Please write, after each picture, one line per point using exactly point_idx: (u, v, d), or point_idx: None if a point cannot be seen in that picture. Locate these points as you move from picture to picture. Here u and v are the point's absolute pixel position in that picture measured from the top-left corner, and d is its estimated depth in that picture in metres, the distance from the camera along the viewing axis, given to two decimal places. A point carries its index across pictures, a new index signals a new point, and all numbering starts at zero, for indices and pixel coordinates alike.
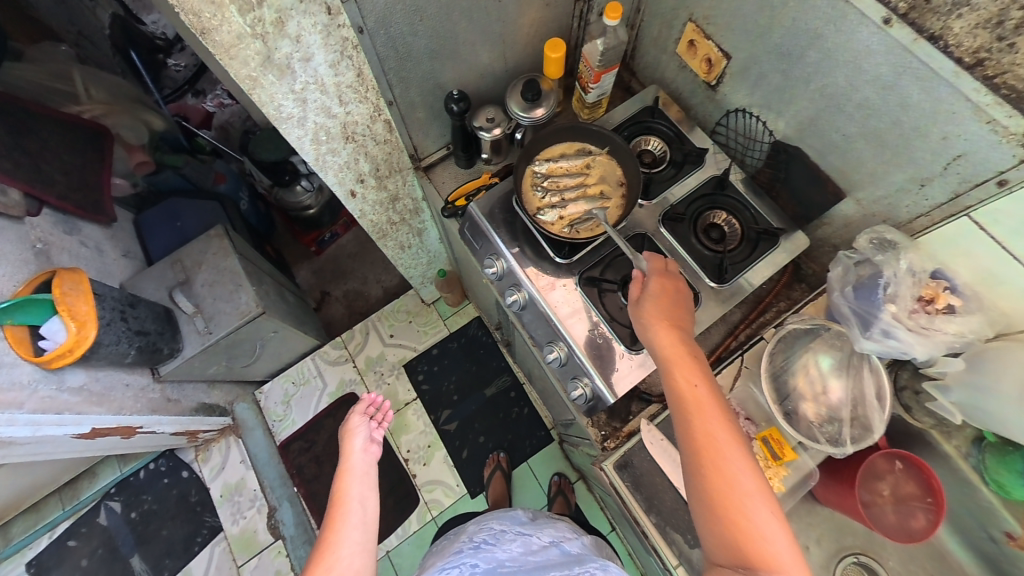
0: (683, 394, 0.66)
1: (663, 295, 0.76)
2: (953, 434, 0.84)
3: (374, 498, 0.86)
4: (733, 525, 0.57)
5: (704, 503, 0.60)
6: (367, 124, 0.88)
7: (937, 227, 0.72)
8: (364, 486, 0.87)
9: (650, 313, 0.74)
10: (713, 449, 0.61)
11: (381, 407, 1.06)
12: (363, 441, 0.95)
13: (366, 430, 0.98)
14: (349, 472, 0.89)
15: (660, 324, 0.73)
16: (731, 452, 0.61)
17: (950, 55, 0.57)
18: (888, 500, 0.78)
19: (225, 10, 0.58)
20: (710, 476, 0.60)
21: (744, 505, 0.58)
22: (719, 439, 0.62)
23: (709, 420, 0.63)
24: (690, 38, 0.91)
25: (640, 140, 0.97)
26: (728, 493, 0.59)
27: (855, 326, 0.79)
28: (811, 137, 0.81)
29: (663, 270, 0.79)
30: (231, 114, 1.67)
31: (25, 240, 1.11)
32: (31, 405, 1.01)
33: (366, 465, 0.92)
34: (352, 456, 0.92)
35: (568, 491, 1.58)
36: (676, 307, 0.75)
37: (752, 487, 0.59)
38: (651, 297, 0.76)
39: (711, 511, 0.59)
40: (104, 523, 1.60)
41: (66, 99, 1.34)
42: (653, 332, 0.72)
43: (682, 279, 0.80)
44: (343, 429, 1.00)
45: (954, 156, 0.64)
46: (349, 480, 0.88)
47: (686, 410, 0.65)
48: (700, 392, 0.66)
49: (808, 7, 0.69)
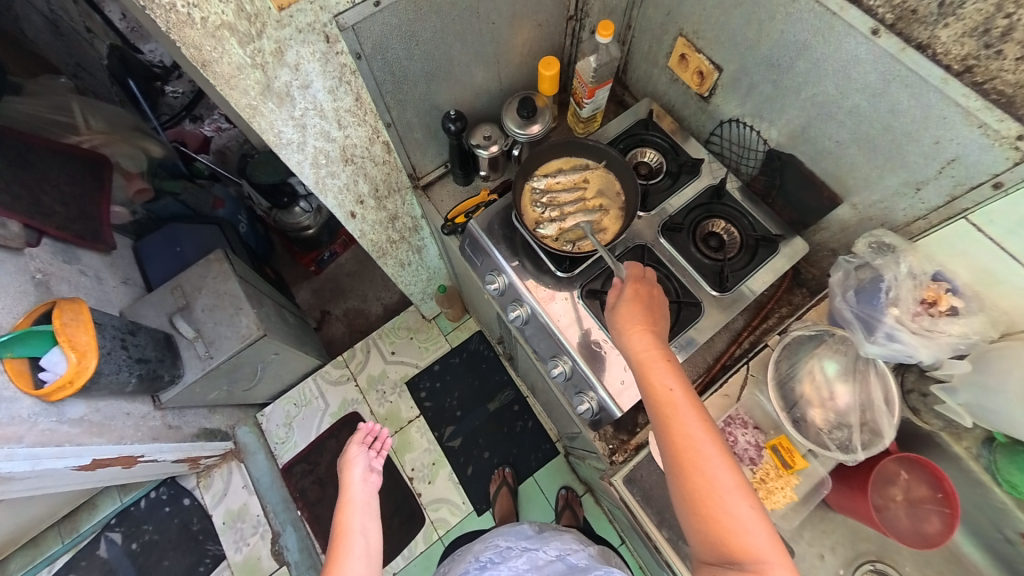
0: (658, 396, 0.65)
1: (637, 300, 0.76)
2: (962, 435, 0.83)
3: (376, 527, 0.86)
4: (714, 523, 0.57)
5: (685, 503, 0.59)
6: (366, 146, 0.90)
7: (934, 230, 0.73)
8: (365, 516, 0.87)
9: (624, 319, 0.74)
10: (690, 449, 0.60)
11: (379, 435, 1.06)
12: (362, 472, 0.95)
13: (365, 460, 0.98)
14: (350, 504, 0.89)
15: (634, 328, 0.72)
16: (709, 450, 0.60)
17: (939, 63, 0.59)
18: (901, 504, 0.77)
19: (225, 43, 0.59)
20: (689, 475, 0.59)
21: (724, 501, 0.57)
22: (696, 438, 0.61)
23: (684, 421, 0.62)
24: (681, 53, 0.93)
25: (635, 152, 0.99)
26: (708, 491, 0.58)
27: (859, 330, 0.78)
28: (804, 145, 0.82)
29: (638, 276, 0.79)
30: (229, 138, 1.69)
31: (25, 272, 1.11)
32: (31, 439, 1.00)
33: (366, 496, 0.92)
34: (352, 487, 0.92)
35: (575, 505, 1.54)
36: (650, 311, 0.75)
37: (731, 483, 0.58)
38: (624, 303, 0.76)
39: (693, 510, 0.58)
40: (104, 556, 1.57)
41: (65, 130, 1.35)
42: (627, 336, 0.72)
43: (659, 284, 0.80)
44: (342, 460, 1.00)
45: (947, 160, 0.65)
46: (349, 512, 0.87)
47: (662, 412, 0.64)
48: (674, 393, 0.65)
49: (795, 19, 0.71)
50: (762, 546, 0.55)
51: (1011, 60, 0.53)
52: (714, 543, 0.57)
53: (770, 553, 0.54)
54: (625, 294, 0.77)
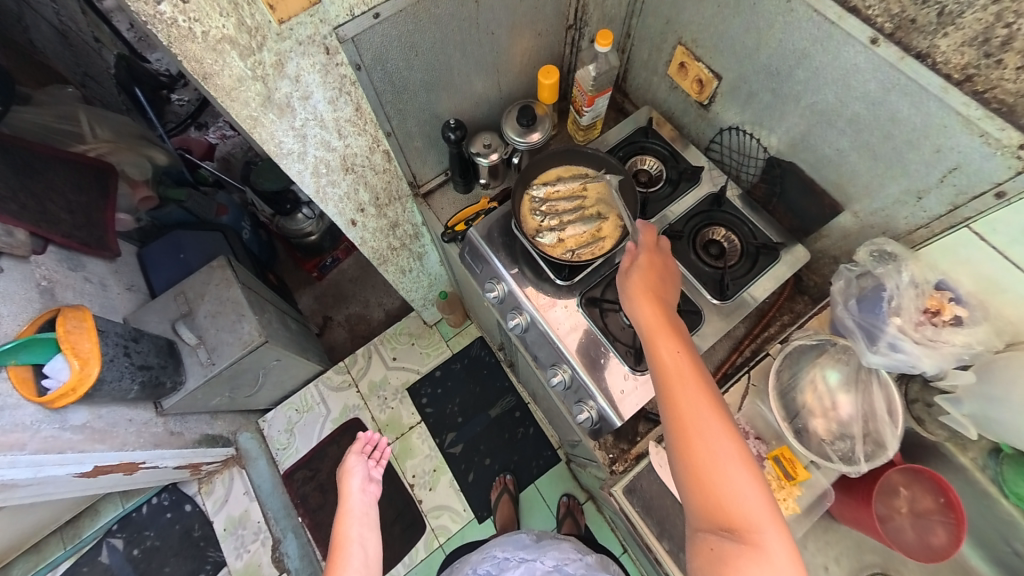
0: (663, 362, 0.65)
1: (649, 270, 0.75)
2: (968, 446, 0.81)
3: (374, 539, 0.88)
4: (712, 486, 0.56)
5: (684, 468, 0.58)
6: (366, 155, 0.91)
7: (937, 238, 0.72)
8: (363, 528, 0.89)
9: (633, 286, 0.73)
10: (693, 413, 0.60)
11: (377, 444, 1.07)
12: (360, 482, 0.97)
13: (363, 470, 1.00)
14: (348, 514, 0.91)
15: (642, 296, 0.72)
16: (711, 417, 0.59)
17: (939, 71, 0.59)
18: (907, 516, 0.75)
19: (226, 55, 0.60)
20: (690, 440, 0.59)
21: (722, 468, 0.56)
22: (699, 402, 0.60)
23: (689, 385, 0.61)
24: (680, 61, 0.93)
25: (635, 160, 0.99)
26: (708, 456, 0.57)
27: (861, 340, 0.77)
28: (804, 153, 0.82)
29: (651, 247, 0.78)
30: (234, 145, 1.74)
31: (30, 279, 1.12)
32: (34, 446, 1.01)
33: (364, 506, 0.94)
34: (351, 497, 0.94)
35: (577, 512, 1.54)
36: (661, 284, 0.74)
37: (731, 449, 0.57)
38: (635, 272, 0.75)
39: (691, 474, 0.57)
40: (106, 562, 1.57)
41: (71, 139, 1.36)
42: (636, 303, 0.72)
43: (672, 261, 0.79)
44: (339, 469, 1.01)
45: (949, 168, 0.64)
46: (347, 522, 0.89)
47: (665, 376, 0.63)
48: (680, 360, 0.64)
49: (794, 28, 0.71)
50: (756, 513, 0.54)
51: (1012, 70, 0.53)
52: (710, 509, 0.55)
53: (765, 521, 0.53)
54: (637, 264, 0.76)
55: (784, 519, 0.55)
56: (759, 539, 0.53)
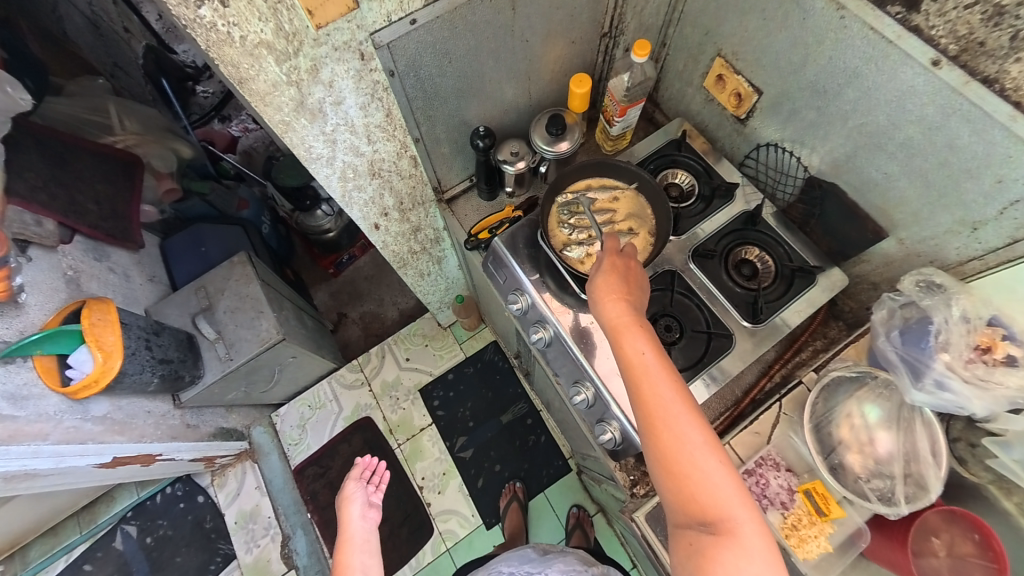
0: (631, 363, 0.63)
1: (615, 270, 0.73)
2: (1014, 490, 0.75)
3: (376, 564, 0.96)
4: (684, 481, 0.55)
5: (658, 468, 0.57)
6: (393, 161, 0.89)
7: (991, 272, 0.69)
8: (365, 554, 0.97)
9: (600, 288, 0.71)
10: (661, 410, 0.59)
11: (375, 470, 1.16)
12: (360, 509, 1.06)
13: (363, 496, 1.09)
14: (350, 542, 0.99)
15: (610, 296, 0.69)
16: (680, 412, 0.58)
17: (1007, 98, 0.55)
18: (944, 560, 0.69)
19: (262, 61, 0.60)
20: (660, 438, 0.57)
21: (695, 462, 0.55)
22: (666, 399, 0.59)
23: (656, 383, 0.60)
24: (718, 73, 0.90)
25: (666, 173, 0.96)
26: (678, 451, 0.56)
27: (905, 375, 0.74)
28: (848, 174, 0.79)
29: (616, 248, 0.76)
30: (256, 139, 1.76)
31: (57, 269, 1.13)
32: (57, 436, 1.02)
33: (365, 533, 1.02)
34: (351, 525, 1.03)
35: (587, 524, 1.52)
36: (627, 281, 0.72)
37: (700, 442, 0.56)
38: (601, 273, 0.73)
39: (666, 473, 0.57)
40: (120, 548, 1.59)
41: (100, 130, 1.34)
42: (603, 305, 0.69)
43: (636, 255, 0.77)
44: (341, 496, 1.11)
45: (1011, 200, 0.61)
46: (350, 550, 0.97)
47: (634, 377, 0.62)
48: (646, 357, 0.63)
49: (846, 46, 0.67)
50: (729, 501, 0.53)
51: None
52: (686, 504, 0.55)
53: (738, 507, 0.53)
54: (602, 266, 0.73)
55: (758, 504, 0.54)
56: (733, 526, 0.52)
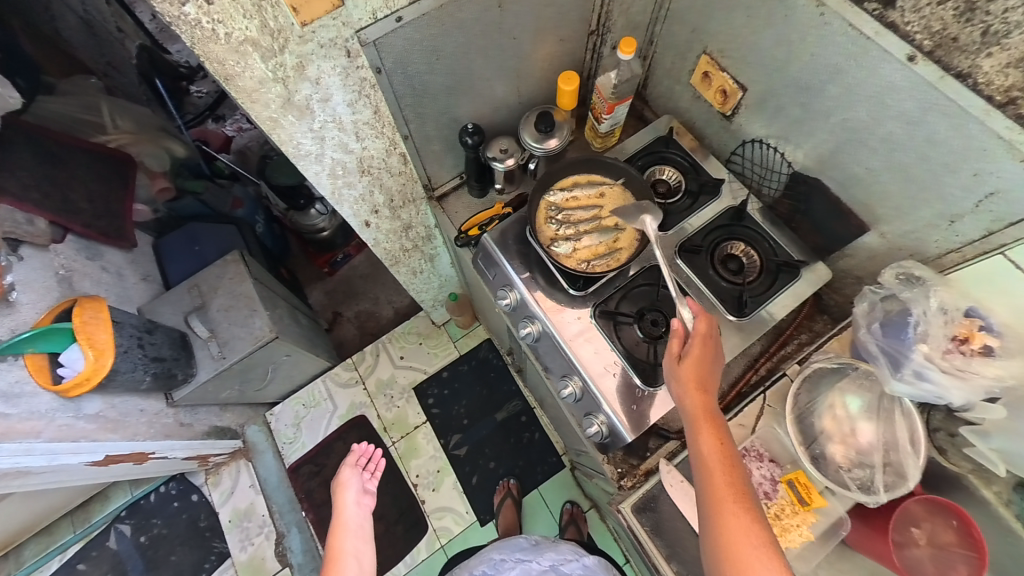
0: (703, 451, 0.64)
1: (700, 358, 0.72)
2: (993, 480, 0.77)
3: (368, 551, 0.97)
4: None
5: (712, 555, 0.58)
6: (382, 158, 0.90)
7: (970, 264, 0.70)
8: (358, 540, 0.98)
9: (683, 372, 0.72)
10: (727, 503, 0.59)
11: (372, 456, 1.16)
12: (355, 495, 1.07)
13: (358, 482, 1.09)
14: (344, 527, 1.00)
15: (690, 383, 0.70)
16: (745, 511, 0.58)
17: (980, 93, 0.57)
18: (925, 549, 0.70)
19: (248, 57, 0.60)
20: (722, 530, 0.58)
21: (753, 563, 0.55)
22: (734, 494, 0.60)
23: (725, 476, 0.61)
24: (705, 70, 0.91)
25: (654, 170, 0.97)
26: (737, 548, 0.56)
27: (885, 366, 0.75)
28: (832, 170, 0.80)
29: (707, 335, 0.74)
30: (251, 138, 1.71)
31: (49, 267, 1.14)
32: (49, 434, 1.03)
33: (359, 519, 1.03)
34: (346, 510, 1.04)
35: (580, 520, 1.53)
36: (711, 372, 0.72)
37: (762, 545, 0.56)
38: (683, 356, 0.73)
39: (719, 562, 0.57)
40: (114, 547, 1.59)
41: (93, 129, 1.34)
42: (683, 389, 0.71)
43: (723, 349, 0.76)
44: (337, 480, 1.11)
45: (987, 193, 0.62)
46: (343, 535, 0.98)
47: (704, 465, 0.63)
48: (720, 449, 0.63)
49: (827, 42, 0.68)
50: None
51: None
52: None
53: None
54: (688, 348, 0.74)
55: None
56: None
